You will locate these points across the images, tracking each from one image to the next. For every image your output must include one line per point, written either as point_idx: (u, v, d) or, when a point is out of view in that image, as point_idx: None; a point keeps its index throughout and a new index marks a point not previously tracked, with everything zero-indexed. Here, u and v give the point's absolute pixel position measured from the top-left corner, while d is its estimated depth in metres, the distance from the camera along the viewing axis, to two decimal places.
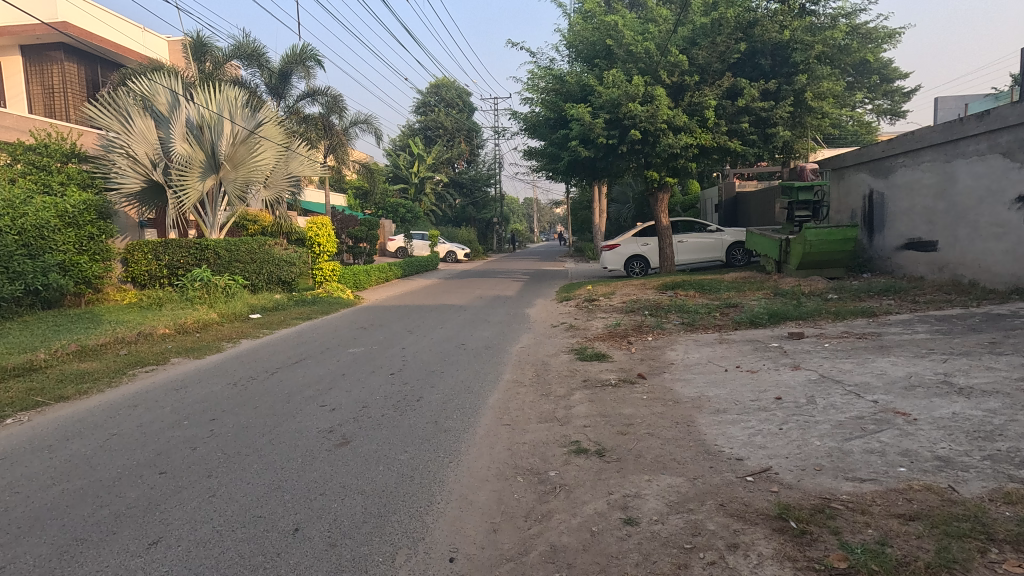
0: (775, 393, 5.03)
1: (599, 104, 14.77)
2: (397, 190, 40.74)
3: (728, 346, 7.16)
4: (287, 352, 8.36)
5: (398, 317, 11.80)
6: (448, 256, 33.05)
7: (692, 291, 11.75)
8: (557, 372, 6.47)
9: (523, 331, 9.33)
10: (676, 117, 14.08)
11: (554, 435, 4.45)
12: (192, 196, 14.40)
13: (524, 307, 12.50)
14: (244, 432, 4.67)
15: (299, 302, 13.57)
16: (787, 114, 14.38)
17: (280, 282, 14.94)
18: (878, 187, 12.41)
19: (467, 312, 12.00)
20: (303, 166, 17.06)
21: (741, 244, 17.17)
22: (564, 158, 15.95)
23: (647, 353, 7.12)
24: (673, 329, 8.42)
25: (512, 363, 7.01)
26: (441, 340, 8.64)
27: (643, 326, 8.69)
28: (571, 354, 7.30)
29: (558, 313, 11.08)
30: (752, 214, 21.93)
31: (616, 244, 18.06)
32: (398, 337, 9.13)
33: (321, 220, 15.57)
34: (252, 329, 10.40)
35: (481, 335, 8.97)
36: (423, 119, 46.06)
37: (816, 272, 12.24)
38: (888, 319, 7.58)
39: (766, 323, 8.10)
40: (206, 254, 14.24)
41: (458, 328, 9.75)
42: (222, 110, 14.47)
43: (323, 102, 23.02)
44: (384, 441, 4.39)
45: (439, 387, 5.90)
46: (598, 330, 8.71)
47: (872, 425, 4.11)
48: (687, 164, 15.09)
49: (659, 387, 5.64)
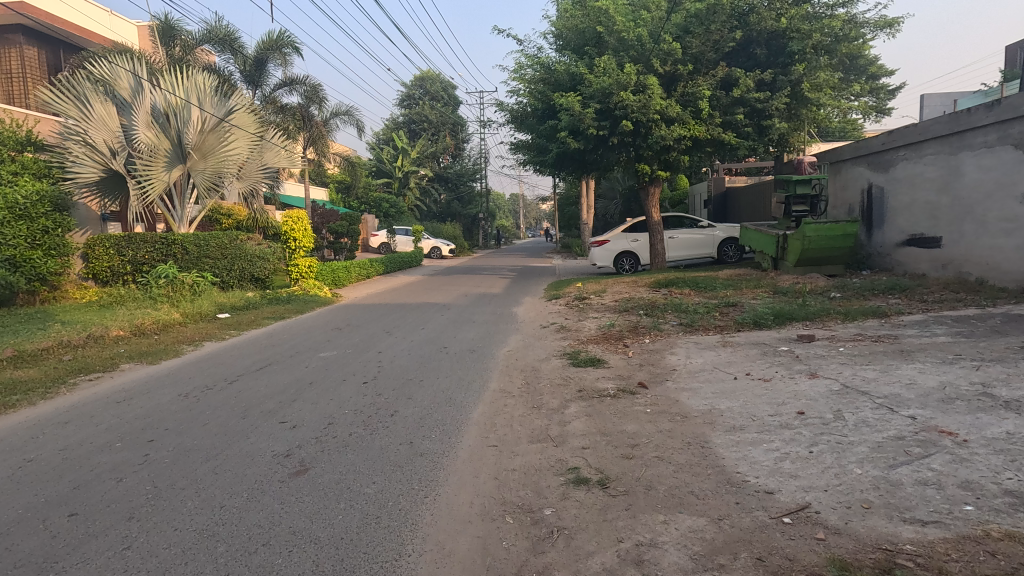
0: (796, 407, 4.47)
1: (589, 94, 14.15)
2: (381, 184, 39.89)
3: (733, 350, 6.61)
4: (253, 356, 7.63)
5: (377, 316, 11.10)
6: (432, 252, 32.35)
7: (687, 289, 11.21)
8: (549, 380, 5.86)
9: (511, 333, 8.70)
10: (670, 108, 13.49)
11: (549, 460, 3.83)
12: (158, 187, 13.52)
13: (511, 305, 11.89)
14: (183, 458, 3.97)
15: (272, 301, 12.76)
16: (783, 105, 13.91)
17: (253, 279, 14.15)
18: (878, 182, 11.98)
19: (451, 310, 11.35)
20: (278, 158, 16.26)
21: (734, 240, 16.72)
22: (553, 149, 15.33)
23: (646, 358, 6.55)
24: (671, 330, 7.86)
25: (499, 370, 6.38)
26: (422, 342, 7.96)
27: (639, 327, 8.13)
28: (563, 359, 6.69)
29: (547, 312, 10.48)
30: (743, 210, 21.51)
31: (605, 241, 17.53)
32: (377, 338, 8.44)
33: (297, 214, 14.71)
34: (218, 330, 9.63)
35: (466, 337, 8.34)
36: (408, 112, 45.21)
37: (814, 270, 11.77)
38: (902, 321, 7.08)
39: (771, 324, 7.57)
40: (173, 250, 13.38)
41: (440, 329, 9.09)
42: (190, 96, 13.60)
43: (302, 91, 22.09)
44: (348, 469, 3.74)
45: (417, 399, 5.26)
46: (590, 332, 8.14)
47: (917, 447, 3.54)
48: (679, 158, 14.57)
49: (663, 398, 5.06)
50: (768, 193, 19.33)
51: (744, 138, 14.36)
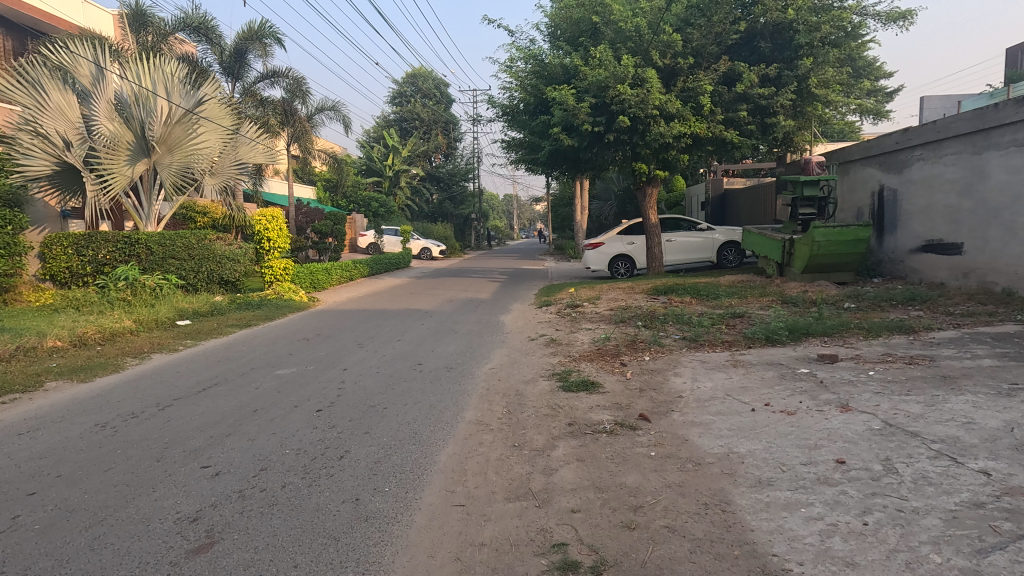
0: (833, 453, 3.66)
1: (584, 88, 13.35)
2: (371, 184, 38.82)
3: (746, 371, 5.79)
4: (203, 373, 6.69)
5: (352, 324, 10.19)
6: (422, 253, 31.41)
7: (688, 297, 10.40)
8: (534, 407, 5.03)
9: (495, 346, 7.84)
10: (669, 103, 12.75)
11: (530, 531, 2.99)
12: (120, 182, 12.57)
13: (498, 313, 11.03)
14: (57, 526, 3.07)
15: (241, 306, 11.84)
16: (789, 102, 13.16)
17: (222, 281, 13.18)
18: (891, 183, 11.24)
19: (433, 318, 10.47)
20: (254, 153, 15.33)
21: (734, 244, 15.95)
22: (545, 146, 14.51)
23: (646, 381, 5.72)
24: (673, 346, 7.02)
25: (477, 394, 5.54)
26: (395, 358, 7.10)
27: (636, 341, 7.30)
28: (551, 381, 5.84)
29: (537, 321, 9.65)
30: (742, 213, 20.78)
31: (599, 243, 16.69)
32: (344, 353, 7.53)
33: (271, 212, 13.77)
34: (173, 340, 8.72)
35: (446, 351, 7.50)
36: (399, 110, 44.35)
37: (823, 276, 10.99)
38: (933, 338, 6.29)
39: (785, 340, 6.75)
40: (137, 250, 12.41)
41: (419, 340, 8.24)
42: (156, 86, 12.70)
43: (285, 85, 21.23)
44: (267, 545, 2.87)
45: (376, 435, 4.40)
46: (583, 346, 7.29)
47: (1006, 522, 2.72)
48: (678, 157, 13.80)
49: (669, 436, 4.23)
50: (768, 195, 18.59)
51: (747, 137, 13.61)
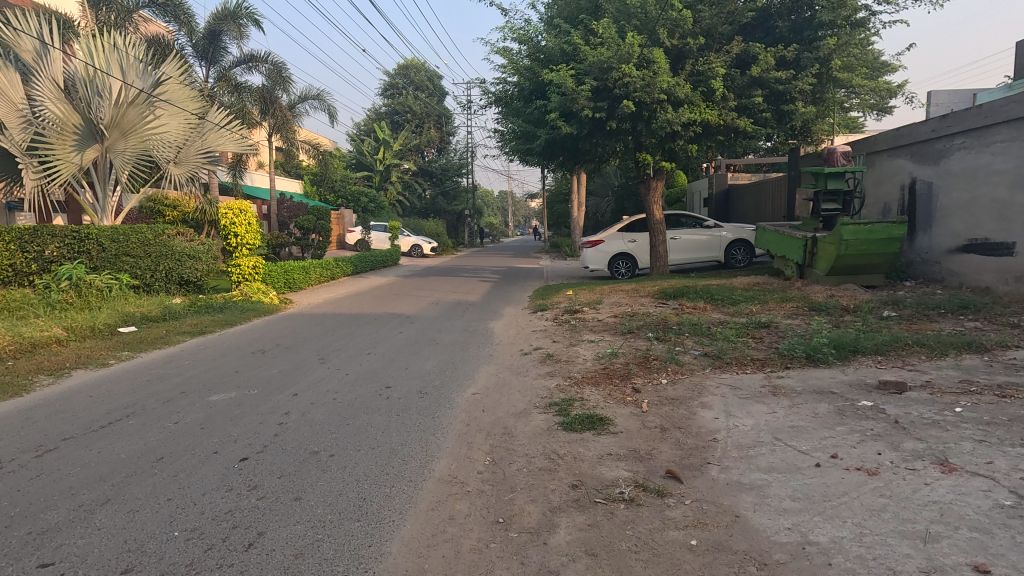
0: (961, 551, 2.50)
1: (584, 70, 12.14)
2: (361, 178, 37.45)
3: (791, 402, 4.63)
4: (121, 396, 5.44)
5: (323, 331, 8.95)
6: (413, 250, 30.14)
7: (701, 302, 9.26)
8: (527, 457, 3.84)
9: (480, 361, 6.65)
10: (678, 87, 11.61)
11: None
12: (66, 171, 11.27)
13: (486, 318, 9.84)
14: None
15: (200, 310, 10.58)
16: (809, 87, 12.01)
17: (182, 282, 11.86)
18: (925, 176, 10.13)
19: (413, 325, 9.25)
20: (222, 140, 13.91)
21: (743, 242, 14.82)
22: (541, 135, 13.29)
23: (668, 416, 4.55)
24: (694, 365, 5.85)
25: (454, 434, 4.35)
26: (361, 378, 5.90)
27: (649, 358, 6.13)
28: (549, 414, 4.66)
29: (532, 330, 8.46)
30: (747, 211, 19.75)
31: (598, 241, 15.50)
32: (301, 370, 6.30)
33: (240, 205, 12.55)
34: (107, 352, 7.48)
35: (422, 368, 6.32)
36: (390, 102, 43.06)
37: (850, 279, 9.85)
38: (1015, 360, 5.14)
39: (832, 359, 5.57)
40: (87, 246, 10.98)
41: (392, 354, 7.03)
42: (109, 65, 11.36)
43: (264, 71, 20.00)
44: None
45: (309, 505, 3.21)
46: (586, 364, 6.11)
47: None
48: (686, 147, 12.66)
49: (711, 509, 3.07)
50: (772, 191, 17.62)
51: (762, 125, 12.48)
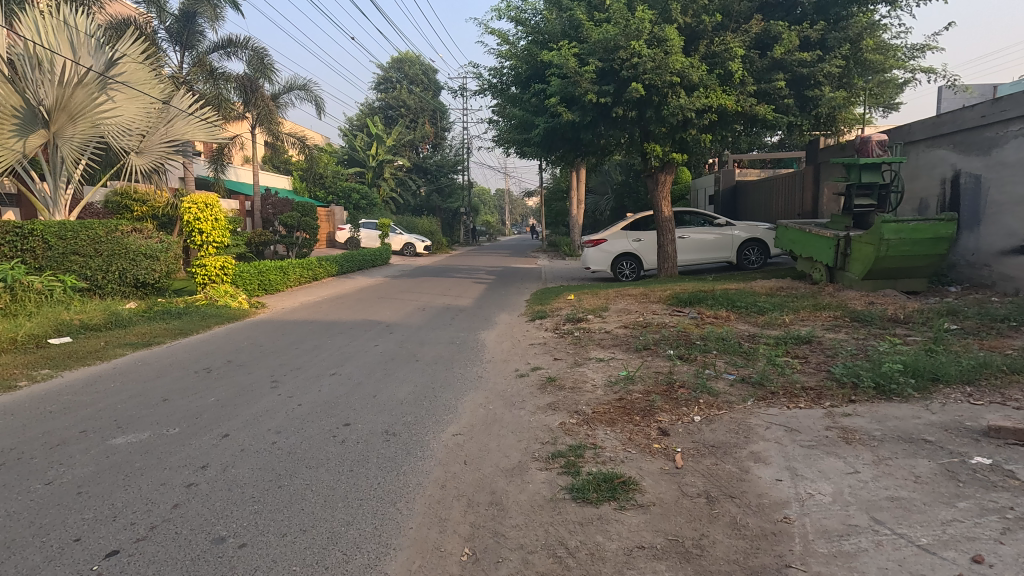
0: None
1: (587, 50, 10.99)
2: (352, 174, 36.15)
3: (875, 457, 3.47)
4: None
5: (288, 342, 7.77)
6: (405, 249, 28.90)
7: (723, 310, 8.11)
8: (525, 555, 2.68)
9: (467, 385, 5.48)
10: (692, 69, 10.47)
11: None
12: (6, 159, 9.94)
13: (477, 327, 8.65)
14: None
15: (154, 317, 9.34)
16: (837, 69, 10.85)
17: (138, 286, 10.56)
18: (971, 168, 9.00)
19: (393, 335, 8.09)
20: (189, 129, 12.73)
21: (757, 242, 13.72)
22: (539, 123, 12.13)
23: (714, 476, 3.39)
24: (732, 396, 4.71)
25: (424, 506, 3.19)
26: (314, 410, 4.72)
27: (673, 386, 4.96)
28: (552, 472, 3.50)
29: (530, 343, 7.31)
30: (755, 209, 18.67)
31: (600, 240, 14.29)
32: (242, 398, 5.10)
33: (206, 199, 11.36)
34: (24, 369, 6.29)
35: (394, 395, 5.14)
36: (383, 96, 41.82)
37: (888, 284, 8.71)
38: None
39: (912, 389, 4.38)
40: (28, 243, 9.71)
41: (361, 375, 5.84)
42: (57, 43, 10.09)
43: (244, 57, 18.93)
44: None
45: None
46: (595, 391, 4.95)
47: None
48: (699, 137, 11.53)
49: None
50: (781, 190, 16.60)
51: (782, 114, 11.34)
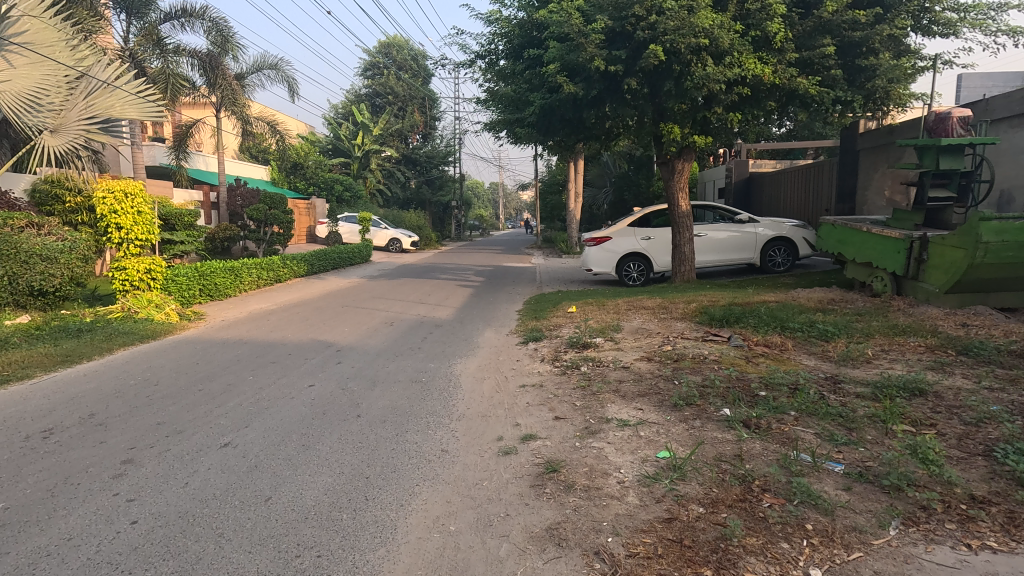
0: None
1: (594, 5, 8.96)
2: (336, 164, 33.94)
3: None
4: None
5: (196, 377, 5.78)
6: (390, 246, 26.80)
7: (774, 334, 6.19)
8: None
9: (422, 473, 3.53)
10: (723, 29, 8.48)
11: None
12: None
13: (453, 354, 6.69)
14: None
15: (43, 337, 7.33)
16: (896, 33, 8.92)
17: (36, 295, 8.50)
18: None
19: (342, 366, 6.14)
20: (116, 103, 10.47)
21: (784, 241, 11.83)
22: (535, 100, 10.10)
23: None
24: (859, 515, 2.78)
25: None
26: (146, 543, 2.75)
27: (752, 490, 3.02)
28: None
29: (522, 382, 5.35)
30: (770, 205, 16.79)
31: (604, 238, 12.35)
32: (47, 505, 3.12)
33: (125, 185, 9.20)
34: None
35: (300, 500, 3.18)
36: (370, 83, 39.61)
37: (978, 298, 6.83)
38: None
39: None
40: None
41: (264, 449, 3.87)
42: None
43: (202, 27, 16.77)
44: None
45: None
46: (625, 499, 3.02)
47: None
48: (727, 116, 9.56)
49: None
50: (797, 182, 14.79)
51: (828, 88, 9.43)
